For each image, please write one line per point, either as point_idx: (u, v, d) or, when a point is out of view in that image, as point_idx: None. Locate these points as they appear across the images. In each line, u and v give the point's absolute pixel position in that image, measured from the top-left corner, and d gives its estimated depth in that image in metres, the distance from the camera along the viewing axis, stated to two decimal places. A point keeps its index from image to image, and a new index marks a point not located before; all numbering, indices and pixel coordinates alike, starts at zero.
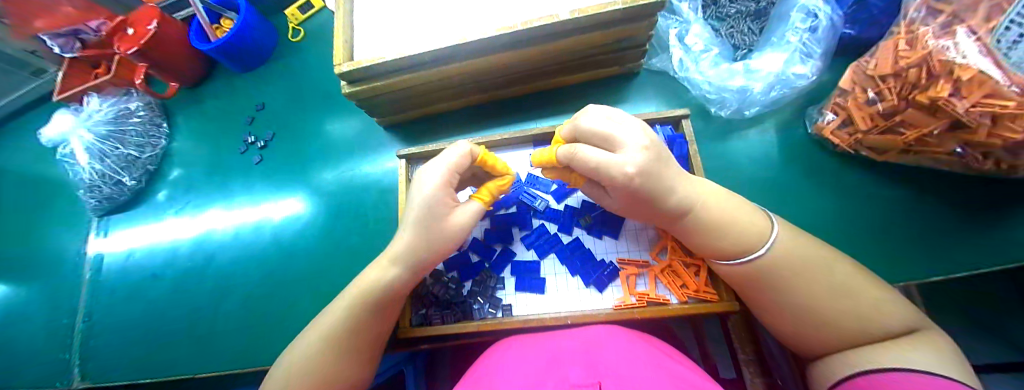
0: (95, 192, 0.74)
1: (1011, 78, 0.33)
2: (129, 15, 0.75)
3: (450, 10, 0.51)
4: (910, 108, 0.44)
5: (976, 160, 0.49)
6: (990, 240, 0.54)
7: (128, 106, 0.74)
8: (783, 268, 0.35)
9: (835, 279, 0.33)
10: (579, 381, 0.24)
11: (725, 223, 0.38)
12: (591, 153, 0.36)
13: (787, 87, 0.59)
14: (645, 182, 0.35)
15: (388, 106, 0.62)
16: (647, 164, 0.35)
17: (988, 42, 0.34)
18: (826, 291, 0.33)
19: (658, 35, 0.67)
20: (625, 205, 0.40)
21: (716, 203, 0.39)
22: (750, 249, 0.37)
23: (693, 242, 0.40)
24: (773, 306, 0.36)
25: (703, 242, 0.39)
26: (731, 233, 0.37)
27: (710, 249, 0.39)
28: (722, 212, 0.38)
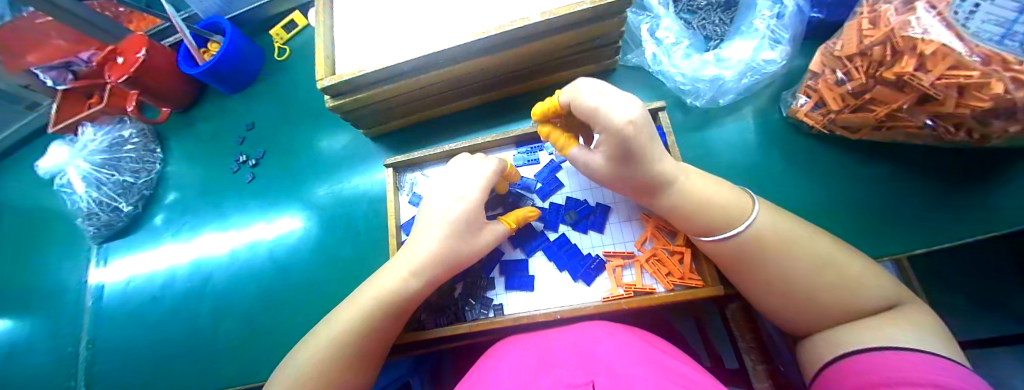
0: (93, 220, 0.74)
1: (973, 49, 0.36)
2: (119, 44, 0.77)
3: (425, 18, 0.51)
4: (879, 85, 0.46)
5: (949, 134, 0.49)
6: (975, 212, 0.52)
7: (122, 134, 0.75)
8: (766, 247, 0.37)
9: (818, 254, 0.35)
10: (573, 380, 0.24)
11: (706, 203, 0.40)
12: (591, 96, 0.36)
13: (757, 75, 0.57)
14: (640, 137, 0.36)
15: (372, 117, 0.61)
16: (642, 130, 0.36)
17: (946, 16, 0.36)
18: (807, 269, 0.34)
19: (631, 30, 0.66)
20: (612, 168, 0.41)
21: (697, 184, 0.41)
22: (731, 227, 0.38)
23: (674, 210, 0.42)
24: (758, 287, 0.38)
25: (689, 216, 0.40)
26: (711, 208, 0.39)
27: (693, 223, 0.41)
28: (704, 192, 0.40)
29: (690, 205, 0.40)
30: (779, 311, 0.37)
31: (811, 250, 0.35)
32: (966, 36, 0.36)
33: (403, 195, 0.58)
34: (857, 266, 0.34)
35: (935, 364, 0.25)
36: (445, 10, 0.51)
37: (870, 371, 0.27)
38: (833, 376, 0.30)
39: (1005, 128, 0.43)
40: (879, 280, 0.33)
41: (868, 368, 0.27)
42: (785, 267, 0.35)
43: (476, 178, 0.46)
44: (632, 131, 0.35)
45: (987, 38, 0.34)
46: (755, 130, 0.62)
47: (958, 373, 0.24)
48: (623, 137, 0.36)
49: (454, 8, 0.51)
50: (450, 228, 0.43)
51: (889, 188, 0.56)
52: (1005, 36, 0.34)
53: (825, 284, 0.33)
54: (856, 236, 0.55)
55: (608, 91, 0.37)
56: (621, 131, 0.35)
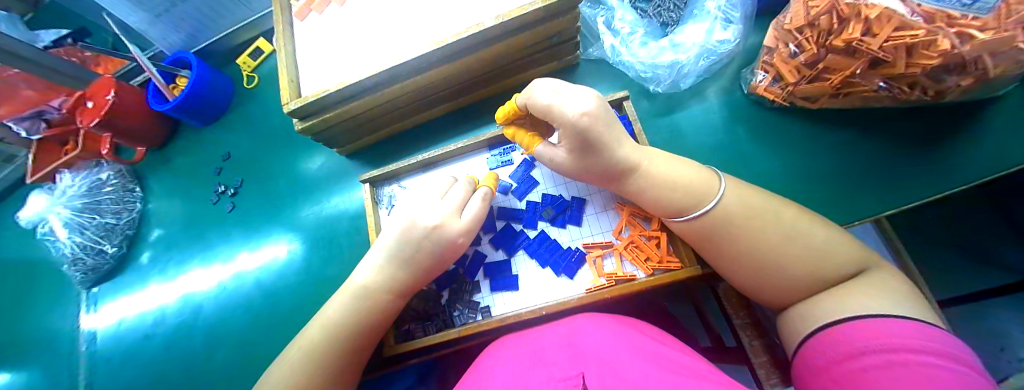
0: (79, 265, 0.74)
1: (915, 9, 0.38)
2: (89, 89, 0.77)
3: (383, 32, 0.52)
4: (831, 54, 0.47)
5: (904, 93, 0.50)
6: (933, 168, 0.54)
7: (100, 177, 0.74)
8: (735, 228, 0.37)
9: (786, 228, 0.35)
10: (562, 374, 0.25)
11: (672, 185, 0.41)
12: (545, 96, 0.40)
13: (713, 56, 0.59)
14: (595, 127, 0.39)
15: (343, 135, 0.62)
16: (597, 114, 0.39)
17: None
18: (773, 240, 0.35)
19: (588, 25, 0.67)
20: (576, 160, 0.42)
21: (665, 168, 0.42)
22: (698, 206, 0.39)
23: (647, 195, 0.42)
24: (730, 263, 0.38)
25: (658, 196, 0.41)
26: (676, 189, 0.40)
27: (666, 202, 0.41)
28: (671, 175, 0.41)
29: (656, 189, 0.41)
30: (753, 288, 0.37)
31: (778, 222, 0.36)
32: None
33: (383, 209, 0.58)
34: (823, 232, 0.35)
35: (904, 325, 0.26)
36: (402, 23, 0.52)
37: (845, 342, 0.27)
38: (806, 353, 0.30)
39: (958, 81, 0.45)
40: (849, 248, 0.34)
41: (841, 338, 0.27)
42: (754, 240, 0.36)
43: (469, 216, 0.45)
44: (587, 122, 0.38)
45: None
46: (720, 109, 0.63)
47: (925, 333, 0.25)
48: (579, 128, 0.38)
49: (409, 20, 0.51)
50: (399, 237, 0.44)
51: (854, 153, 0.57)
52: None
53: (796, 256, 0.33)
54: (827, 201, 0.56)
55: (561, 90, 0.40)
56: (576, 123, 0.38)
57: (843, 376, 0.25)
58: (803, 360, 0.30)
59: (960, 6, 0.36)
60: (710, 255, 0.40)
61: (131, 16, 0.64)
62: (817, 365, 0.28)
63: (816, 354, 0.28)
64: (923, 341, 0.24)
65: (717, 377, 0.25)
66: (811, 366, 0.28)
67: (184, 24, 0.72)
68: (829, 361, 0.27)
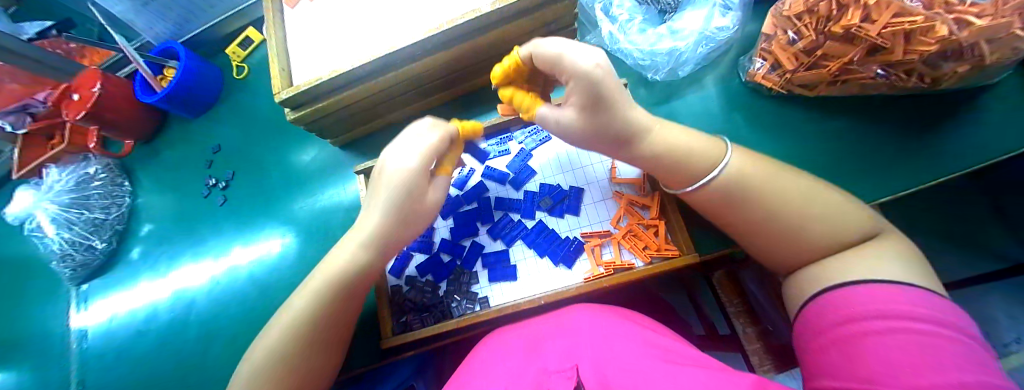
0: (68, 261, 0.72)
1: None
2: (74, 81, 0.75)
3: (376, 18, 0.51)
4: (829, 41, 0.47)
5: (902, 80, 0.50)
6: (930, 153, 0.54)
7: (88, 171, 0.73)
8: (752, 187, 0.36)
9: (801, 191, 0.35)
10: (554, 367, 0.25)
11: (682, 150, 0.39)
12: (556, 45, 0.35)
13: (711, 43, 0.58)
14: (610, 79, 0.35)
15: (336, 126, 0.61)
16: (612, 69, 0.35)
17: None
18: (789, 205, 0.34)
19: (585, 12, 0.66)
20: (585, 119, 0.38)
21: (672, 132, 0.40)
22: (712, 166, 0.38)
23: (660, 162, 0.40)
24: (744, 227, 0.38)
25: (672, 165, 0.39)
26: (686, 154, 0.39)
27: (680, 170, 0.39)
28: (679, 140, 0.39)
29: (666, 155, 0.39)
30: (762, 251, 0.37)
31: (790, 188, 0.35)
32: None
33: None
34: (836, 198, 0.35)
35: (907, 290, 0.26)
36: (394, 9, 0.51)
37: (845, 304, 0.27)
38: (804, 315, 0.31)
39: (954, 68, 0.45)
40: (861, 216, 0.33)
41: (842, 301, 0.28)
42: (769, 203, 0.35)
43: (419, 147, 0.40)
44: (602, 74, 0.34)
45: None
46: (718, 96, 0.62)
47: (924, 297, 0.26)
48: (593, 79, 0.34)
49: (403, 6, 0.50)
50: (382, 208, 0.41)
51: (850, 139, 0.57)
52: None
53: (811, 222, 0.33)
54: (827, 188, 0.56)
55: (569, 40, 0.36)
56: (590, 72, 0.34)
57: (844, 341, 0.25)
58: (801, 321, 0.31)
59: None
60: (723, 216, 0.39)
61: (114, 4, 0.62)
62: (815, 327, 0.29)
63: (813, 315, 0.29)
64: (922, 307, 0.25)
65: (704, 360, 0.26)
66: (809, 326, 0.29)
67: (168, 13, 0.70)
68: (829, 324, 0.27)
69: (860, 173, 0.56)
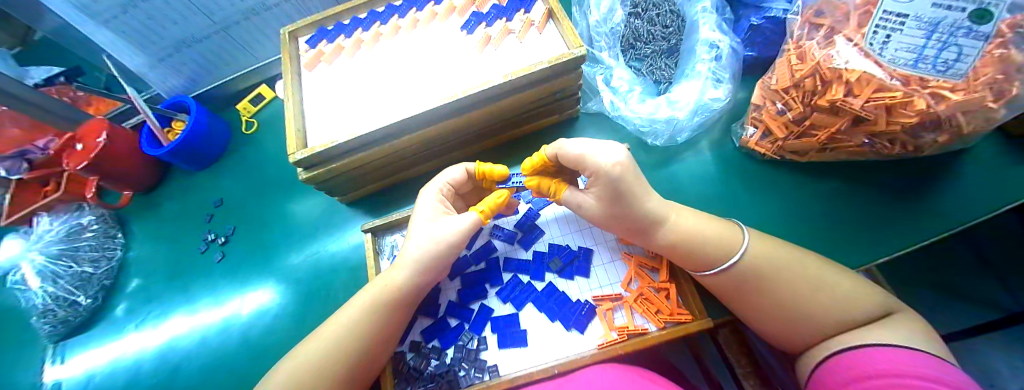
0: (48, 317, 0.68)
1: (892, 73, 0.41)
2: (79, 131, 0.74)
3: (391, 88, 0.53)
4: (816, 113, 0.50)
5: (886, 148, 0.53)
6: (919, 213, 0.57)
7: (81, 222, 0.72)
8: (760, 270, 0.38)
9: (810, 273, 0.36)
10: None
11: (700, 238, 0.41)
12: (578, 146, 0.40)
13: (706, 112, 0.61)
14: (628, 178, 0.39)
15: (345, 184, 0.61)
16: (627, 165, 0.40)
17: (863, 46, 0.42)
18: (795, 289, 0.35)
19: (588, 82, 0.70)
20: (603, 208, 0.43)
21: (689, 220, 0.43)
22: (727, 257, 0.39)
23: (680, 254, 0.42)
24: (756, 311, 0.38)
25: (691, 253, 0.41)
26: (705, 243, 0.41)
27: (699, 259, 0.41)
28: (695, 229, 0.42)
29: (685, 244, 0.41)
30: (777, 336, 0.38)
31: (799, 272, 0.36)
32: (883, 63, 0.41)
33: (383, 259, 0.56)
34: (847, 282, 0.35)
35: (913, 355, 0.28)
36: (409, 79, 0.53)
37: (855, 365, 0.29)
38: (820, 378, 0.32)
39: (935, 137, 0.48)
40: (867, 294, 0.34)
41: (852, 364, 0.29)
42: (778, 290, 0.36)
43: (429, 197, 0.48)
44: (620, 171, 0.39)
45: (902, 64, 0.40)
46: (715, 160, 0.66)
47: (938, 365, 0.27)
48: (613, 177, 0.39)
49: (418, 75, 0.53)
50: (403, 283, 0.44)
51: (843, 202, 0.60)
52: (917, 61, 0.39)
53: (821, 306, 0.34)
54: (826, 245, 0.57)
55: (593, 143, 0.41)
56: (610, 171, 0.39)
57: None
58: (818, 383, 0.32)
59: (936, 72, 0.39)
60: (736, 296, 0.40)
61: (133, 58, 0.66)
62: (830, 385, 0.30)
63: (828, 377, 0.31)
64: (931, 371, 0.26)
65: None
66: (824, 386, 0.31)
67: (183, 69, 0.73)
68: (840, 383, 0.29)
69: (859, 233, 0.57)
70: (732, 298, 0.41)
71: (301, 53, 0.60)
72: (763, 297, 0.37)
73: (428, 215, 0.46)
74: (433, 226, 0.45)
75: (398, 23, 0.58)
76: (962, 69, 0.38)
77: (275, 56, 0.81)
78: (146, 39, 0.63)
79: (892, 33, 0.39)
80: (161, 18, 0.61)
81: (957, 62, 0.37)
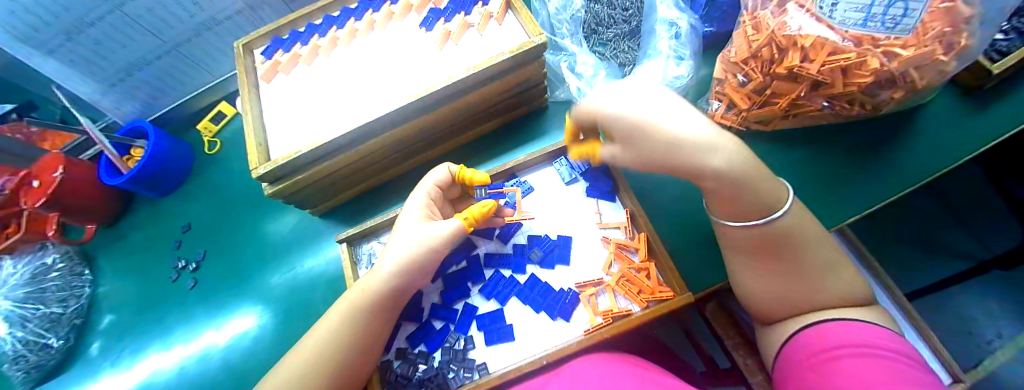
0: (20, 363, 0.65)
1: (845, 35, 0.43)
2: (34, 167, 0.69)
3: (351, 92, 0.52)
4: (775, 81, 0.51)
5: (846, 109, 0.54)
6: (874, 172, 0.59)
7: (45, 261, 0.68)
8: (789, 236, 0.34)
9: (822, 255, 0.35)
10: None
11: (761, 180, 0.31)
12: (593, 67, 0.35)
13: (671, 90, 0.61)
14: (637, 113, 0.29)
15: (317, 195, 0.60)
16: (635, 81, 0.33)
17: (814, 10, 0.44)
18: (809, 265, 0.34)
19: (553, 70, 0.70)
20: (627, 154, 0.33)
21: (742, 157, 0.29)
22: (770, 210, 0.33)
23: (751, 197, 0.31)
24: (761, 275, 0.37)
25: (755, 193, 0.31)
26: (755, 194, 0.31)
27: (755, 203, 0.32)
28: (746, 170, 0.29)
29: (735, 187, 0.30)
30: (770, 297, 0.36)
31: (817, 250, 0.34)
32: (834, 25, 0.43)
33: (362, 268, 0.55)
34: (849, 269, 0.36)
35: (877, 330, 0.31)
36: (370, 81, 0.52)
37: (824, 337, 0.31)
38: (787, 350, 0.35)
39: (890, 95, 0.50)
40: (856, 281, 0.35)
41: (821, 334, 0.32)
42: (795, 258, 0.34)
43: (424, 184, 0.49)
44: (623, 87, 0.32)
45: (854, 24, 0.42)
46: None
47: (894, 337, 0.30)
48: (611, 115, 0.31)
49: (380, 75, 0.52)
50: (379, 287, 0.42)
51: (811, 168, 0.62)
52: (866, 20, 0.41)
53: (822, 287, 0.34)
54: None
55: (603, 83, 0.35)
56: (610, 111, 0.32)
57: (822, 363, 0.30)
58: (789, 354, 0.34)
59: (884, 30, 0.41)
60: (751, 258, 0.37)
61: (84, 86, 0.63)
62: (801, 356, 0.32)
63: (797, 347, 0.33)
64: (892, 343, 0.29)
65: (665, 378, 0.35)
66: (793, 356, 0.33)
67: (137, 92, 0.70)
68: (811, 354, 0.31)
69: (830, 197, 0.60)
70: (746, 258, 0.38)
71: (257, 65, 0.59)
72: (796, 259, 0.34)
73: (415, 218, 0.45)
74: (417, 229, 0.44)
75: (355, 26, 0.57)
76: (909, 23, 0.39)
77: (233, 72, 0.78)
78: (98, 65, 0.61)
79: None
80: (109, 42, 0.59)
81: (904, 17, 0.39)
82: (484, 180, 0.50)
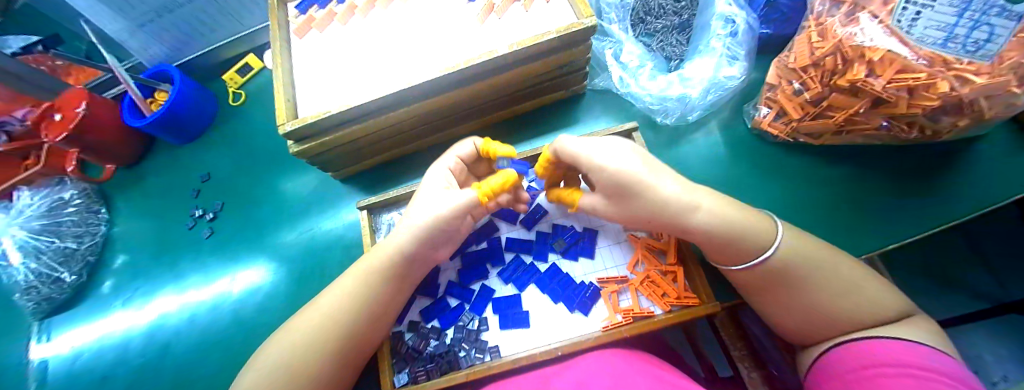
0: (32, 294, 0.66)
1: (917, 52, 0.38)
2: (58, 100, 0.68)
3: (388, 54, 0.50)
4: (834, 94, 0.48)
5: (903, 132, 0.51)
6: (917, 199, 0.57)
7: (62, 196, 0.68)
8: (795, 268, 0.34)
9: (847, 274, 0.33)
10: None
11: (740, 232, 0.35)
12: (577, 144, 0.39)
13: (720, 90, 0.59)
14: (634, 180, 0.36)
15: (341, 159, 0.59)
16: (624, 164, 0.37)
17: (888, 24, 0.39)
18: (835, 290, 0.32)
19: (597, 56, 0.67)
20: (615, 208, 0.40)
21: (721, 214, 0.35)
22: (761, 250, 0.35)
23: (733, 252, 0.36)
24: (782, 304, 0.36)
25: (734, 246, 0.36)
26: (738, 241, 0.35)
27: (737, 252, 0.36)
28: (726, 222, 0.35)
29: (716, 236, 0.36)
30: (799, 326, 0.35)
31: (835, 273, 0.33)
32: (910, 41, 0.38)
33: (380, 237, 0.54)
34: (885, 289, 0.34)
35: (921, 349, 0.28)
36: (409, 45, 0.50)
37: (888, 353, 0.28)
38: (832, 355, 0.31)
39: (954, 122, 0.47)
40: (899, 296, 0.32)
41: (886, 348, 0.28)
42: (813, 285, 0.33)
43: (449, 157, 0.47)
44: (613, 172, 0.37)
45: (929, 42, 0.37)
46: (724, 143, 0.65)
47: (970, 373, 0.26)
48: (610, 178, 0.37)
49: (419, 41, 0.50)
50: (402, 258, 0.41)
51: (851, 187, 0.59)
52: (947, 40, 0.36)
53: (855, 305, 0.31)
54: (831, 234, 0.57)
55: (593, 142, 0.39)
56: (609, 171, 0.37)
57: (865, 377, 0.27)
58: (834, 358, 0.31)
59: (964, 53, 0.36)
60: (766, 292, 0.37)
61: (111, 24, 0.62)
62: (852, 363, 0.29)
63: (833, 364, 0.31)
64: (938, 365, 0.26)
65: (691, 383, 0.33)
66: (828, 376, 0.31)
67: (164, 35, 0.69)
68: (866, 363, 0.28)
69: (872, 220, 0.57)
70: (758, 291, 0.38)
71: (291, 19, 0.57)
72: (819, 290, 0.33)
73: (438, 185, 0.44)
74: (439, 195, 0.42)
75: None
76: (993, 49, 0.35)
77: (264, 23, 0.76)
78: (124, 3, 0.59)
79: (923, 9, 0.36)
80: None
81: (988, 42, 0.35)
82: (512, 153, 0.46)
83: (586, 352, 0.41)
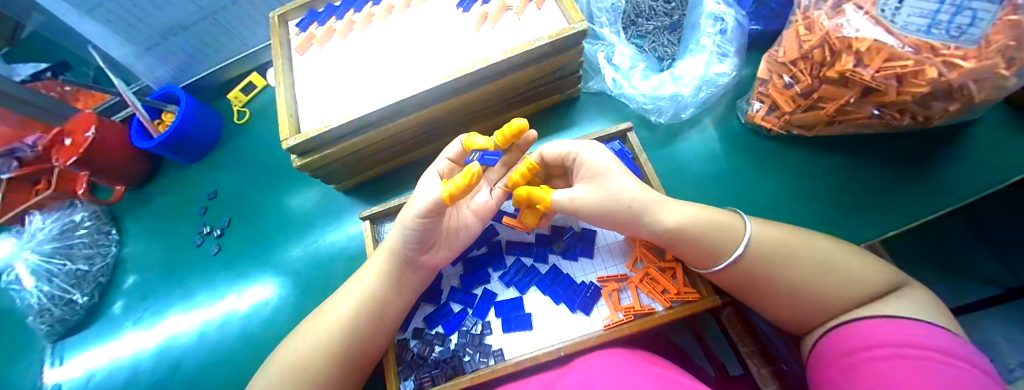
0: (45, 317, 0.67)
1: (903, 40, 0.39)
2: (68, 124, 0.70)
3: (386, 67, 0.51)
4: (824, 85, 0.49)
5: (895, 119, 0.52)
6: (914, 185, 0.57)
7: (72, 219, 0.70)
8: (765, 261, 0.35)
9: (817, 253, 0.34)
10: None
11: (710, 229, 0.38)
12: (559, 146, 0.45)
13: (712, 87, 0.60)
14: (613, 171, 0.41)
15: (343, 171, 0.60)
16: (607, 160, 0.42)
17: (874, 14, 0.40)
18: (808, 273, 0.33)
19: (590, 59, 0.69)
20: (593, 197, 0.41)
21: (689, 213, 0.39)
22: (733, 243, 0.36)
23: (706, 249, 0.38)
24: (767, 299, 0.36)
25: (704, 244, 0.38)
26: (708, 236, 0.38)
27: (712, 249, 0.37)
28: (694, 220, 0.38)
29: (688, 233, 0.38)
30: (789, 318, 0.35)
31: (806, 255, 0.34)
32: (895, 30, 0.39)
33: None
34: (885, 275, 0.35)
35: (920, 328, 0.26)
36: (405, 58, 0.52)
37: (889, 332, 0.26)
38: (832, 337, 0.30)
39: (945, 107, 0.47)
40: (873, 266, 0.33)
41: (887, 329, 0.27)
42: (789, 275, 0.34)
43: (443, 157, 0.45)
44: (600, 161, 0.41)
45: (912, 30, 0.38)
46: (719, 139, 0.65)
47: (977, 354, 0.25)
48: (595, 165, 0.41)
49: (416, 53, 0.52)
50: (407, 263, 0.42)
51: (847, 177, 0.59)
52: (930, 26, 0.37)
53: (830, 286, 0.32)
54: (830, 225, 0.57)
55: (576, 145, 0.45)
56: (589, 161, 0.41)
57: (864, 359, 0.26)
58: (832, 341, 0.30)
59: (949, 38, 0.37)
60: (748, 292, 0.37)
61: (119, 48, 0.63)
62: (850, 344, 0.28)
63: (830, 347, 0.30)
64: (928, 341, 0.25)
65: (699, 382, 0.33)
66: (825, 360, 0.30)
67: (169, 58, 0.71)
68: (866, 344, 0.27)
69: (869, 209, 0.57)
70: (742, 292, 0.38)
71: (291, 37, 0.58)
72: (794, 278, 0.33)
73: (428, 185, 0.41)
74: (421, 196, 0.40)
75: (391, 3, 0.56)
76: (975, 34, 0.36)
77: (265, 43, 0.78)
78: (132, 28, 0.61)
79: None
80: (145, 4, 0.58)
81: (970, 27, 0.35)
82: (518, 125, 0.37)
83: (589, 352, 0.41)
